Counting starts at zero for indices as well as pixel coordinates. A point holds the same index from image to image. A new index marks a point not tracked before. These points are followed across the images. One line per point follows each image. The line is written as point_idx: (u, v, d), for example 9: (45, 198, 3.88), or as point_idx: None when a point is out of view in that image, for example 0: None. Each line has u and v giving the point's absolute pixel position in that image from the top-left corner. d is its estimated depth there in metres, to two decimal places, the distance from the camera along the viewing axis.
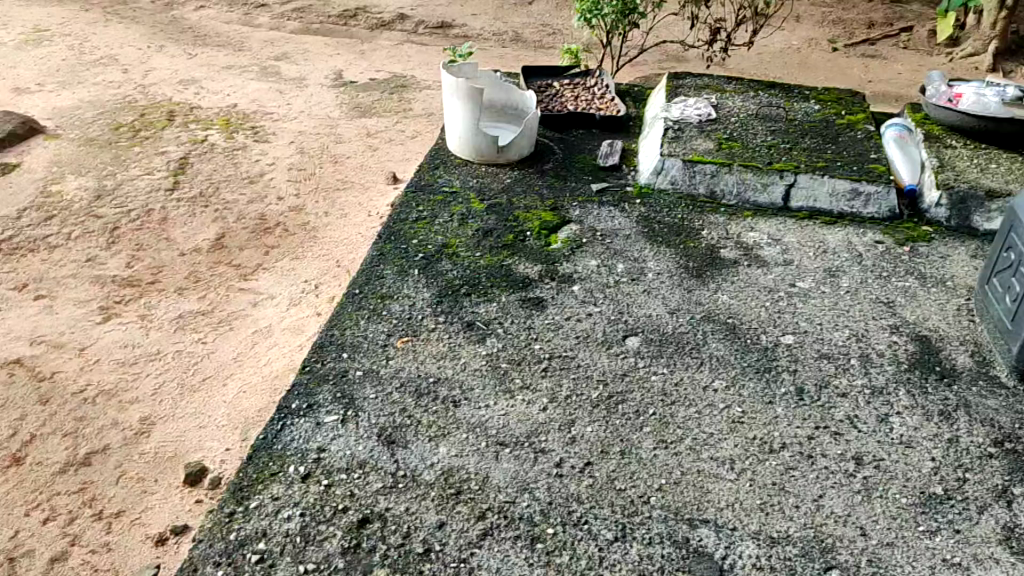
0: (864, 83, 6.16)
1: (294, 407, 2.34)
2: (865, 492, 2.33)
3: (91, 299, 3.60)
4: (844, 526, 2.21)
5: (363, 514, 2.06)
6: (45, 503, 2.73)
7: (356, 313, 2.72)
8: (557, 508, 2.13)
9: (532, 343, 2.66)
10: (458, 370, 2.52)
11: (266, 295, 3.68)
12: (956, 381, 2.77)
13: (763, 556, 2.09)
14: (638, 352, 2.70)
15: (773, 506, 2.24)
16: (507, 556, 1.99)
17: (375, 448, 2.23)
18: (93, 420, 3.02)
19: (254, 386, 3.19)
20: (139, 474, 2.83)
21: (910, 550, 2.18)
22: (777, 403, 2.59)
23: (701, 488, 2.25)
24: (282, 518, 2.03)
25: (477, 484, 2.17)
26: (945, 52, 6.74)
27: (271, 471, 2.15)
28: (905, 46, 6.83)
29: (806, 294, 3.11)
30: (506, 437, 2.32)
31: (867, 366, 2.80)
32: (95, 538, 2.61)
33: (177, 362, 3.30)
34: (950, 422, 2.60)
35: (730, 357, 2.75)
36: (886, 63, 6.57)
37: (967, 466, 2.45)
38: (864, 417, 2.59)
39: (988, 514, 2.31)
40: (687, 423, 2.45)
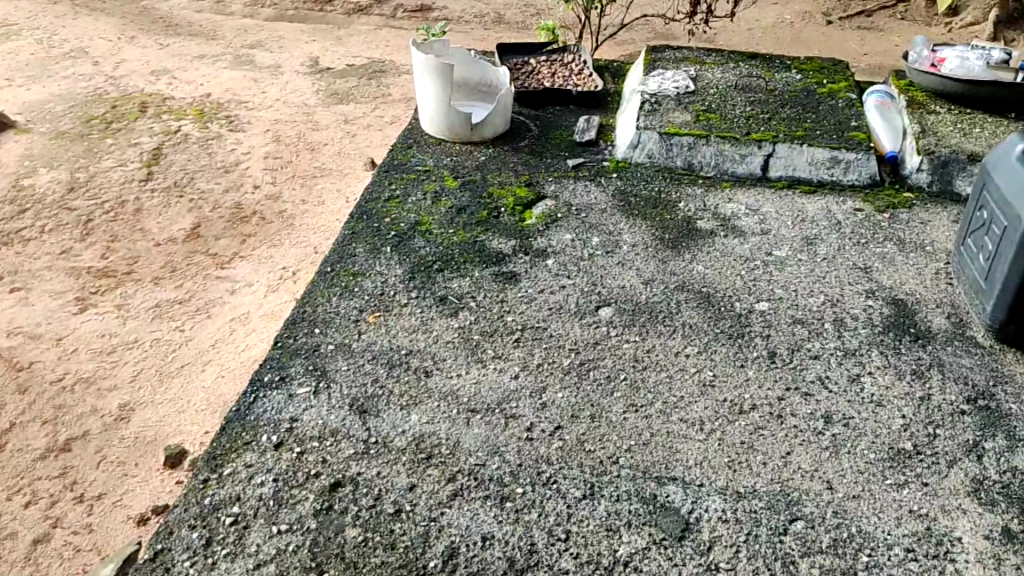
0: (859, 57, 6.20)
1: (268, 380, 2.35)
2: (833, 448, 2.37)
3: (66, 290, 3.61)
4: (810, 481, 2.25)
5: (335, 479, 2.07)
6: (25, 488, 2.74)
7: (328, 290, 2.73)
8: (527, 469, 2.14)
9: (504, 316, 2.68)
10: (432, 343, 2.54)
11: (244, 282, 3.69)
12: (930, 342, 2.81)
13: (728, 509, 2.12)
14: (610, 321, 2.72)
15: (741, 463, 2.26)
16: (476, 514, 2.01)
17: (347, 418, 2.25)
18: (72, 408, 3.03)
19: (233, 370, 3.21)
20: (119, 458, 2.85)
21: (877, 502, 2.23)
22: (748, 366, 2.62)
23: (671, 448, 2.27)
24: (255, 483, 2.05)
25: (447, 449, 2.18)
26: (943, 23, 6.81)
27: (245, 440, 2.16)
28: (903, 16, 6.87)
29: (781, 262, 3.14)
30: (477, 404, 2.32)
31: (841, 330, 2.83)
32: (77, 521, 2.63)
33: (155, 349, 3.31)
34: (922, 381, 2.64)
35: (703, 324, 2.78)
36: (883, 35, 6.59)
37: (938, 423, 2.49)
38: (835, 378, 2.62)
39: (957, 468, 2.35)
40: (658, 387, 2.47)
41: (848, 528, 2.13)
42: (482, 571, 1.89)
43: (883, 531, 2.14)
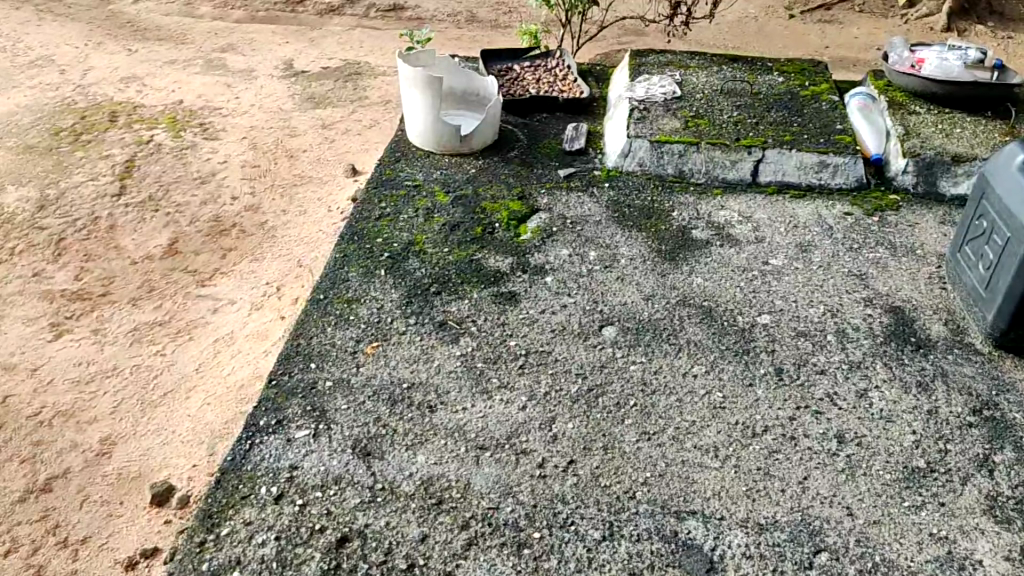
0: (822, 49, 6.16)
1: (262, 425, 2.37)
2: (848, 470, 2.31)
3: (40, 315, 3.47)
4: (830, 507, 2.21)
5: (343, 532, 2.10)
6: (4, 535, 2.61)
7: (322, 318, 2.73)
8: (542, 511, 2.17)
9: (508, 339, 2.67)
10: (433, 373, 2.55)
11: (226, 300, 3.56)
12: (931, 351, 2.75)
13: (752, 544, 2.10)
14: (615, 342, 2.68)
15: (759, 491, 2.23)
16: (494, 565, 2.04)
17: (351, 462, 2.28)
18: (51, 444, 2.90)
19: (218, 397, 3.08)
20: (103, 497, 2.72)
21: (897, 527, 2.17)
22: (757, 385, 2.56)
23: (687, 478, 2.26)
24: (256, 542, 2.07)
25: (458, 492, 2.21)
26: (899, 14, 6.68)
27: (241, 494, 2.19)
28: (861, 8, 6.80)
29: (779, 272, 3.07)
30: (486, 440, 2.35)
31: (844, 341, 2.77)
32: (61, 569, 2.51)
33: (135, 376, 3.18)
34: (927, 393, 2.58)
35: (707, 342, 2.71)
36: (843, 28, 6.53)
37: (948, 437, 2.43)
38: (843, 394, 2.56)
39: (971, 485, 2.30)
40: (669, 412, 2.45)
41: (872, 557, 2.09)
42: None
43: (907, 558, 2.09)
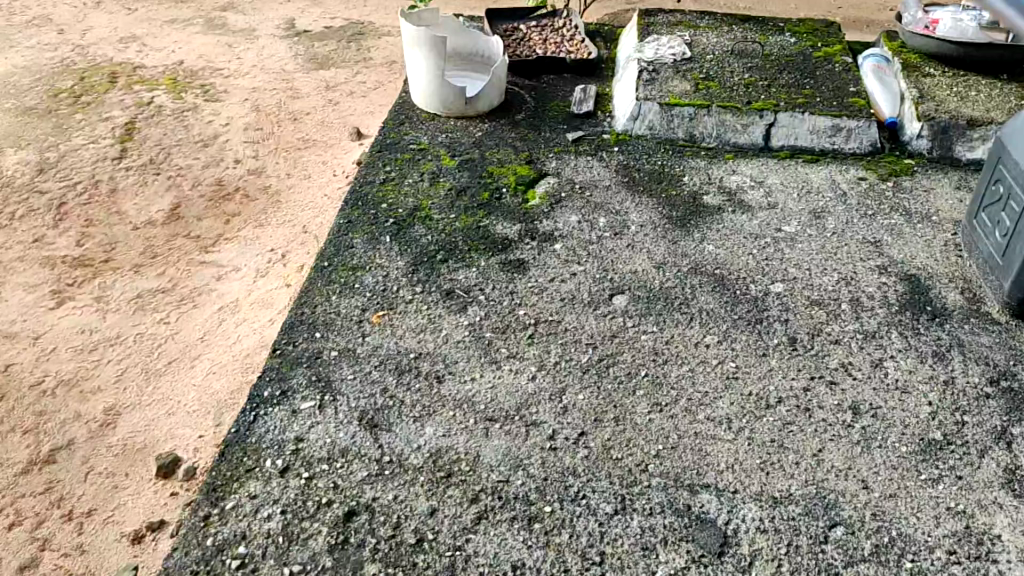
0: (834, 9, 6.02)
1: (268, 396, 2.33)
2: (864, 443, 2.27)
3: (41, 283, 3.42)
4: (846, 480, 2.17)
5: (351, 506, 2.07)
6: (9, 507, 2.59)
7: (327, 287, 2.68)
8: (553, 484, 2.13)
9: (516, 309, 2.62)
10: (442, 343, 2.50)
11: (229, 267, 3.51)
12: (947, 320, 2.70)
13: (766, 519, 2.07)
14: (625, 311, 2.63)
15: (773, 465, 2.20)
16: (504, 539, 2.01)
17: (358, 434, 2.24)
18: (54, 414, 2.87)
19: (223, 366, 3.04)
20: (108, 469, 2.69)
21: (914, 501, 2.13)
22: (770, 355, 2.52)
23: (699, 451, 2.22)
24: (262, 517, 2.04)
25: (467, 465, 2.18)
26: None
27: (247, 467, 2.15)
28: None
29: (793, 239, 3.01)
30: (496, 412, 2.31)
31: (859, 310, 2.71)
32: (68, 540, 2.49)
33: (139, 345, 3.14)
34: (944, 363, 2.53)
35: (719, 311, 2.66)
36: None
37: (965, 409, 2.39)
38: (858, 364, 2.52)
39: (988, 457, 2.25)
40: (681, 383, 2.41)
41: (888, 532, 2.05)
42: None
43: (923, 533, 2.06)
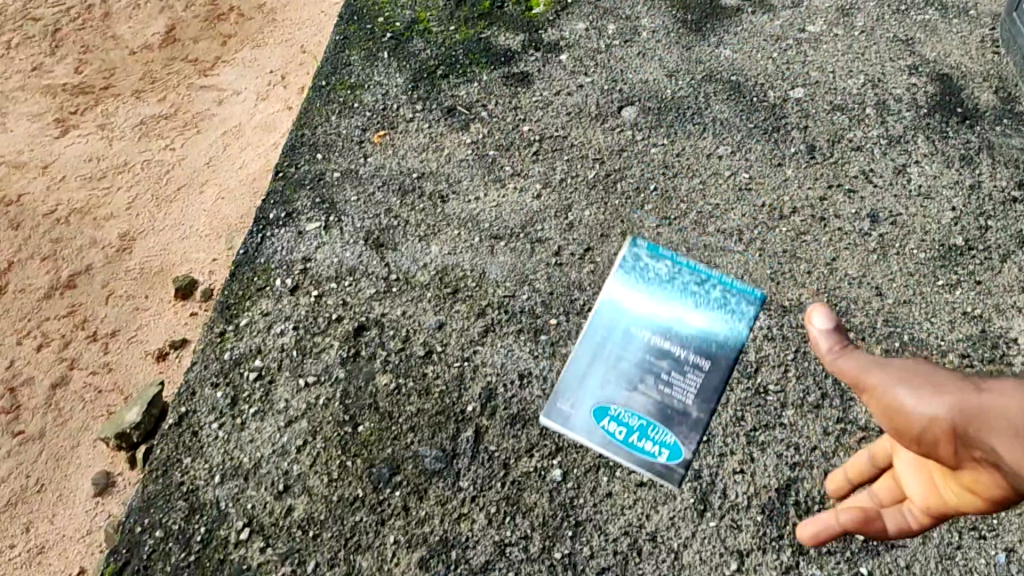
0: None
1: (273, 218, 2.30)
2: (880, 250, 2.23)
3: (45, 112, 3.35)
4: (859, 288, 2.14)
5: (360, 322, 2.10)
6: (36, 330, 2.64)
7: (324, 108, 2.58)
8: (558, 299, 2.12)
9: (520, 125, 2.52)
10: (444, 163, 2.43)
11: (231, 91, 3.41)
12: (978, 123, 2.56)
13: (775, 327, 2.06)
14: (635, 124, 2.53)
15: (784, 275, 2.17)
16: (510, 351, 2.03)
17: (364, 254, 2.23)
18: (71, 241, 2.87)
19: (232, 191, 3.01)
20: (128, 292, 2.72)
21: (929, 306, 2.11)
22: (787, 165, 2.42)
23: (709, 264, 2.20)
24: (275, 333, 2.08)
25: (473, 282, 2.17)
26: None
27: (257, 287, 2.17)
28: None
29: (817, 39, 2.83)
30: (500, 231, 2.27)
31: (884, 114, 2.58)
32: (93, 360, 2.56)
33: (148, 171, 3.10)
34: (971, 167, 2.43)
35: (735, 121, 2.54)
36: None
37: (990, 214, 2.31)
38: (880, 171, 2.42)
39: (1011, 262, 2.20)
40: (692, 196, 2.34)
41: (899, 338, 2.05)
42: (523, 411, 1.94)
43: (937, 337, 2.05)
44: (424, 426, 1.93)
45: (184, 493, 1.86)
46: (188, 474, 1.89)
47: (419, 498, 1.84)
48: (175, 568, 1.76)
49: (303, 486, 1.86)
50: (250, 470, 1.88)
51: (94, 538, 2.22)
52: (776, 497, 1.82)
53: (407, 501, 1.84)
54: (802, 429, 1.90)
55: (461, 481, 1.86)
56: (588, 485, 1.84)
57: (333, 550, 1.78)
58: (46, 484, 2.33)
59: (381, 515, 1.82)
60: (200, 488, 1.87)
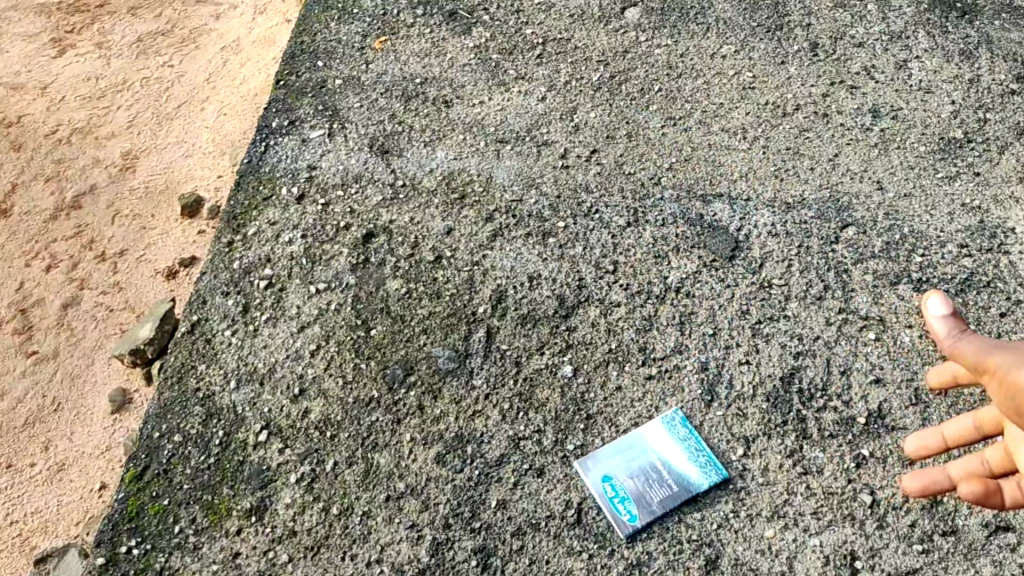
0: None
1: (276, 126, 2.35)
2: (881, 146, 2.25)
3: (40, 32, 3.32)
4: (860, 183, 2.17)
5: (368, 229, 2.13)
6: (44, 252, 2.63)
7: (323, 14, 2.65)
8: (566, 201, 2.17)
9: (523, 29, 2.59)
10: (448, 68, 2.49)
11: (228, 5, 3.39)
12: (978, 17, 2.55)
13: (778, 224, 2.10)
14: (638, 25, 2.58)
15: (787, 172, 2.21)
16: (520, 254, 2.07)
17: (370, 160, 2.27)
18: (73, 161, 2.85)
19: (234, 107, 3.00)
20: (133, 211, 2.71)
21: (928, 199, 2.14)
22: (789, 63, 2.45)
23: (714, 162, 2.24)
24: (285, 242, 2.11)
25: (480, 187, 2.20)
26: None
27: (264, 197, 2.20)
28: None
29: None
30: (506, 134, 2.32)
31: (885, 11, 2.58)
32: (103, 280, 2.54)
33: (147, 90, 3.08)
34: (971, 61, 2.43)
35: (738, 20, 2.58)
36: None
37: (989, 107, 2.33)
38: (881, 67, 2.43)
39: (1008, 154, 2.23)
40: (695, 96, 2.39)
41: (901, 229, 2.08)
42: (533, 311, 1.97)
43: (936, 229, 2.08)
44: (436, 327, 1.95)
45: (200, 398, 1.88)
46: (204, 380, 1.90)
47: (433, 396, 1.85)
48: (196, 471, 1.77)
49: (318, 389, 1.87)
50: (265, 375, 1.90)
51: (114, 454, 2.18)
52: (781, 386, 1.84)
53: (421, 399, 1.85)
54: (806, 321, 1.93)
55: (474, 380, 1.87)
56: (598, 380, 1.86)
57: (350, 449, 1.79)
58: (63, 403, 2.30)
59: (397, 414, 1.83)
60: (216, 394, 1.88)
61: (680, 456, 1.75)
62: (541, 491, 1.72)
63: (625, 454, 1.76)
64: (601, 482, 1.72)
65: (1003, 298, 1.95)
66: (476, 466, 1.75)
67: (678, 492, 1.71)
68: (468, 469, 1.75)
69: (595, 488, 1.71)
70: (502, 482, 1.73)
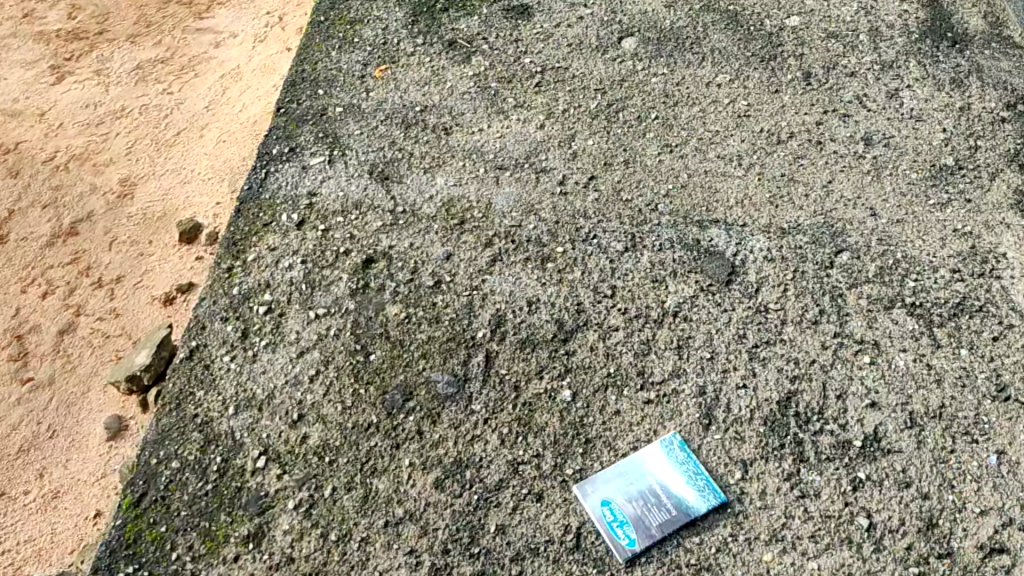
0: None
1: (276, 153, 2.37)
2: (875, 173, 2.28)
3: (37, 59, 3.35)
4: (854, 209, 2.20)
5: (368, 255, 2.14)
6: (40, 278, 2.63)
7: (324, 43, 2.68)
8: (565, 227, 2.19)
9: (521, 57, 2.62)
10: (447, 95, 2.52)
11: (227, 34, 3.42)
12: (969, 47, 2.60)
13: (774, 248, 2.13)
14: (635, 54, 2.62)
15: (783, 198, 2.23)
16: (519, 278, 2.08)
17: (369, 187, 2.29)
18: (70, 188, 2.87)
19: (233, 134, 3.02)
20: (131, 238, 2.72)
21: (921, 225, 2.17)
22: (784, 91, 2.49)
23: (710, 189, 2.26)
24: (284, 267, 2.12)
25: (479, 213, 2.22)
26: None
27: (263, 222, 2.21)
28: None
29: None
30: (505, 161, 2.34)
31: (877, 41, 2.63)
32: (100, 306, 2.55)
33: (145, 117, 3.10)
34: (962, 90, 2.47)
35: (733, 49, 2.62)
36: None
37: (980, 135, 2.36)
38: (874, 95, 2.47)
39: (999, 182, 2.26)
40: (692, 123, 2.42)
41: (895, 254, 2.11)
42: (532, 335, 1.98)
43: (929, 255, 2.11)
44: (435, 352, 1.96)
45: (198, 424, 1.88)
46: (202, 406, 1.90)
47: (433, 421, 1.86)
48: (193, 497, 1.77)
49: (318, 414, 1.88)
50: (263, 401, 1.90)
51: (109, 481, 2.18)
52: (777, 409, 1.85)
53: (421, 425, 1.85)
54: (802, 344, 1.95)
55: (473, 405, 1.88)
56: (597, 404, 1.87)
57: (349, 474, 1.79)
58: (57, 430, 2.29)
59: (396, 439, 1.84)
60: (215, 420, 1.88)
61: (679, 479, 1.76)
62: (540, 515, 1.72)
63: (625, 478, 1.76)
64: (600, 506, 1.72)
65: (994, 322, 1.98)
66: (475, 491, 1.76)
67: (677, 516, 1.72)
68: (468, 493, 1.75)
69: (594, 512, 1.71)
70: (501, 507, 1.73)
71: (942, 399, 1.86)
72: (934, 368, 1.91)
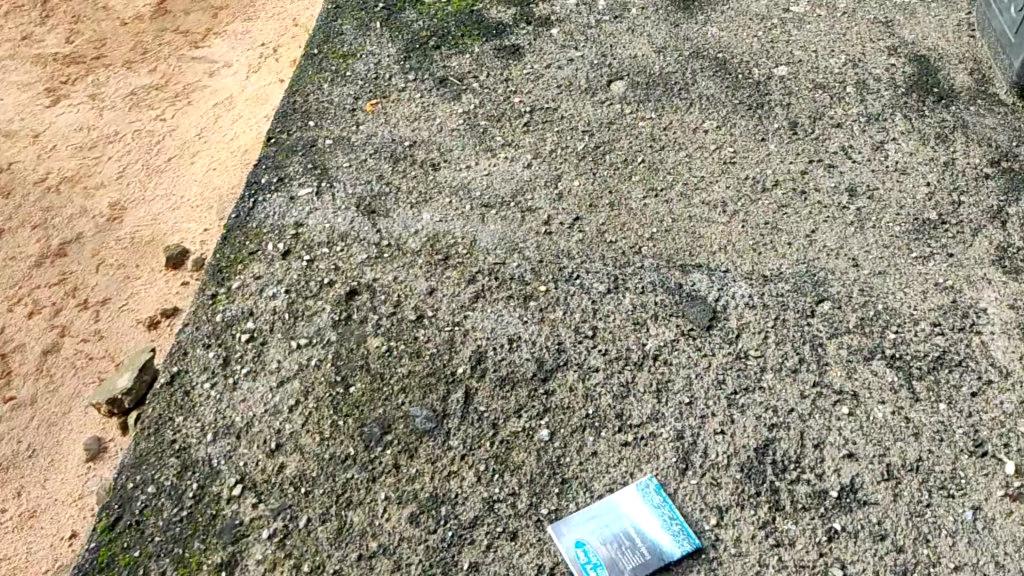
0: None
1: (265, 183, 2.38)
2: (857, 224, 2.31)
3: (34, 81, 3.38)
4: (835, 259, 2.22)
5: (352, 286, 2.15)
6: (27, 297, 2.63)
7: (316, 76, 2.71)
8: (548, 266, 2.20)
9: (511, 96, 2.65)
10: (436, 132, 2.54)
11: (222, 63, 3.45)
12: (953, 102, 2.64)
13: (755, 295, 2.14)
14: (623, 97, 2.65)
15: (765, 245, 2.25)
16: (501, 316, 2.09)
17: (355, 219, 2.30)
18: (61, 209, 2.88)
19: (223, 161, 3.03)
20: (119, 261, 2.72)
21: (902, 277, 2.19)
22: (769, 140, 2.52)
23: (694, 234, 2.28)
24: (267, 296, 2.13)
25: (464, 249, 2.24)
26: None
27: (249, 251, 2.22)
28: None
29: (801, 19, 2.95)
30: (492, 200, 2.36)
31: (863, 93, 2.67)
32: (84, 328, 2.54)
33: (138, 142, 3.12)
34: (946, 145, 2.51)
35: (720, 96, 2.66)
36: None
37: (963, 190, 2.39)
38: (858, 147, 2.50)
39: (982, 236, 2.28)
40: (677, 168, 2.45)
41: (875, 306, 2.12)
42: (511, 373, 1.98)
43: (909, 307, 2.13)
44: (415, 386, 1.96)
45: (176, 450, 1.87)
46: (180, 432, 1.89)
47: (409, 456, 1.85)
48: (167, 523, 1.76)
49: (295, 445, 1.87)
50: (242, 429, 1.89)
51: (86, 502, 2.16)
52: (755, 456, 1.85)
53: (398, 459, 1.85)
54: (781, 393, 1.95)
55: (451, 441, 1.87)
56: (575, 445, 1.87)
57: (324, 506, 1.78)
58: (38, 449, 2.27)
59: (372, 472, 1.83)
60: (192, 446, 1.87)
61: (653, 523, 1.76)
62: (513, 554, 1.71)
63: (599, 521, 1.76)
64: (573, 548, 1.71)
65: (973, 377, 1.99)
66: (449, 528, 1.75)
67: (650, 561, 1.71)
68: (441, 530, 1.74)
69: (568, 553, 1.70)
70: (475, 544, 1.72)
71: (919, 453, 1.86)
72: (911, 422, 1.91)
